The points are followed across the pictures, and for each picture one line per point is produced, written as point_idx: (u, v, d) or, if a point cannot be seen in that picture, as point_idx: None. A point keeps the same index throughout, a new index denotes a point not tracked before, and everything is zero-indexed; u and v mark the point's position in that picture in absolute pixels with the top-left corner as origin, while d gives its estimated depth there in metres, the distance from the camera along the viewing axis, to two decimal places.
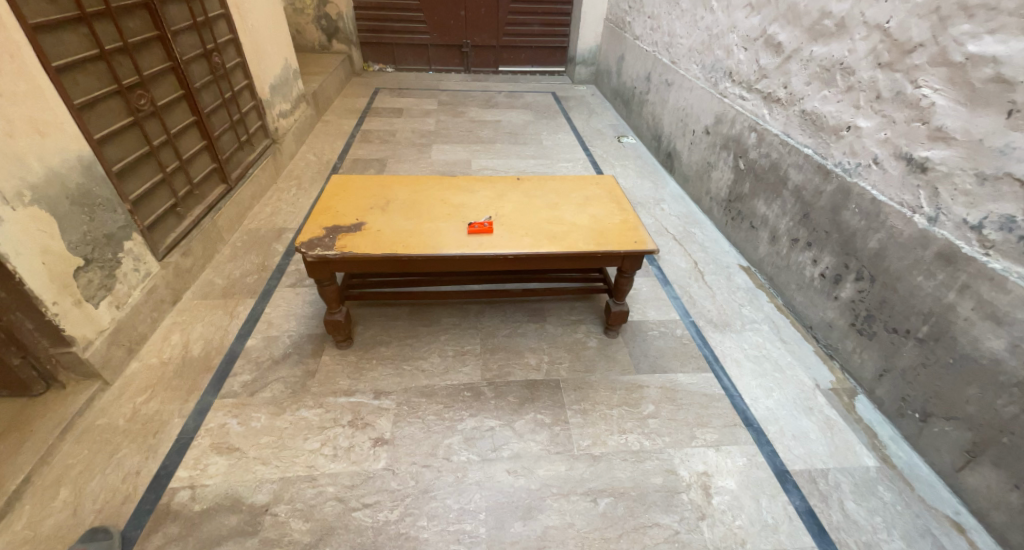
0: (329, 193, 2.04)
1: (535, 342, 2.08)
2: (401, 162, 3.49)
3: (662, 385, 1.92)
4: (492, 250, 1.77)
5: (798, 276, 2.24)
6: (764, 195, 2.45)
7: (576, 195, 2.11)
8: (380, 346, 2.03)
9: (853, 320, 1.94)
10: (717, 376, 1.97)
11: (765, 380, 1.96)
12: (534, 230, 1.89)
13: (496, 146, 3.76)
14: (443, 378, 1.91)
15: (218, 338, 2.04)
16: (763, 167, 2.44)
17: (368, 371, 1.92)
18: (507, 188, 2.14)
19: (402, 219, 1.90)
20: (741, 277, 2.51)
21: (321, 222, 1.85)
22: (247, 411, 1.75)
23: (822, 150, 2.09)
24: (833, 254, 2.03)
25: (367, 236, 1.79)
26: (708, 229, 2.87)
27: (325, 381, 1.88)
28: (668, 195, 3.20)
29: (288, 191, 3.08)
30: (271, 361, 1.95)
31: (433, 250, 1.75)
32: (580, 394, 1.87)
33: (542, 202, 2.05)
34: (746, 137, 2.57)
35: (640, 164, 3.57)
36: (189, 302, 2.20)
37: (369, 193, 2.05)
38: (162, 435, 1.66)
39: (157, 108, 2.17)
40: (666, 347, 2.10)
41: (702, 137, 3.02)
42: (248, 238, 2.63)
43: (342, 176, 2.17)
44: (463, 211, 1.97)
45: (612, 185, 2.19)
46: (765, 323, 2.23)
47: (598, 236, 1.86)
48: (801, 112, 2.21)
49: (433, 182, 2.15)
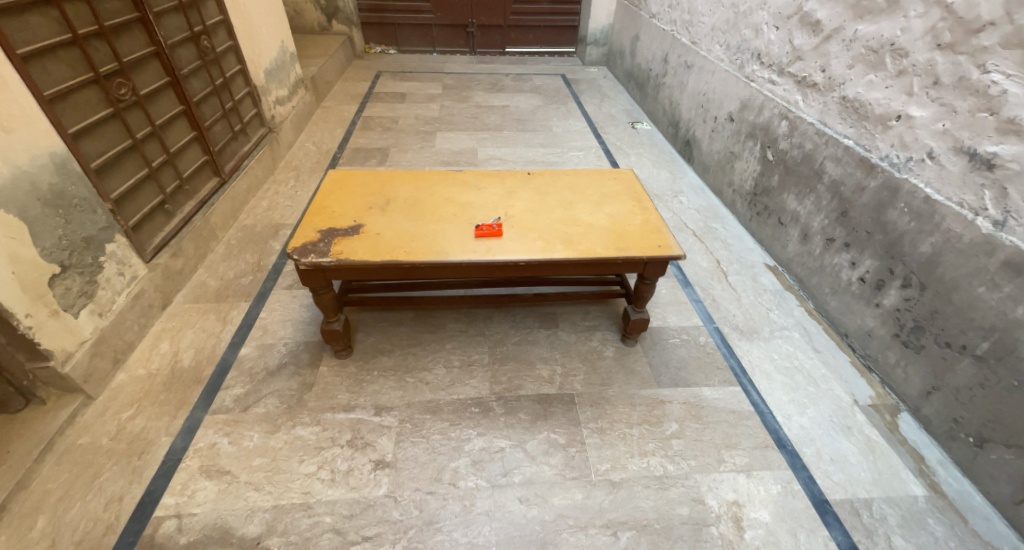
0: (325, 190, 1.89)
1: (548, 351, 1.94)
2: (404, 151, 3.31)
3: (686, 401, 1.77)
4: (503, 256, 1.61)
5: (832, 278, 2.07)
6: (795, 189, 2.26)
7: (592, 191, 1.94)
8: (382, 355, 1.89)
9: (897, 331, 1.78)
10: (745, 390, 1.82)
11: (798, 395, 1.81)
12: (548, 232, 1.72)
13: (504, 134, 3.56)
14: (449, 392, 1.77)
15: (209, 347, 1.91)
16: (795, 159, 2.25)
17: (369, 384, 1.79)
18: (516, 183, 1.98)
19: (403, 221, 1.74)
20: (768, 277, 2.34)
21: (315, 225, 1.70)
22: (240, 429, 1.63)
23: (866, 142, 1.90)
24: (876, 257, 1.85)
25: (366, 240, 1.64)
26: (730, 224, 2.68)
27: (323, 395, 1.74)
28: (686, 186, 3.01)
29: (286, 183, 2.93)
30: (266, 373, 1.82)
31: (439, 256, 1.60)
32: (597, 411, 1.73)
33: (555, 200, 1.88)
34: (776, 125, 2.37)
35: (657, 152, 3.37)
36: (180, 306, 2.07)
37: (368, 191, 1.89)
38: (148, 456, 1.54)
39: (140, 98, 2.01)
40: (689, 357, 1.94)
41: (724, 124, 2.81)
42: (244, 235, 2.49)
43: (339, 171, 2.01)
44: (470, 211, 1.81)
45: (630, 179, 2.02)
46: (796, 330, 2.07)
47: (619, 239, 1.69)
48: (841, 98, 2.01)
49: (436, 177, 1.99)
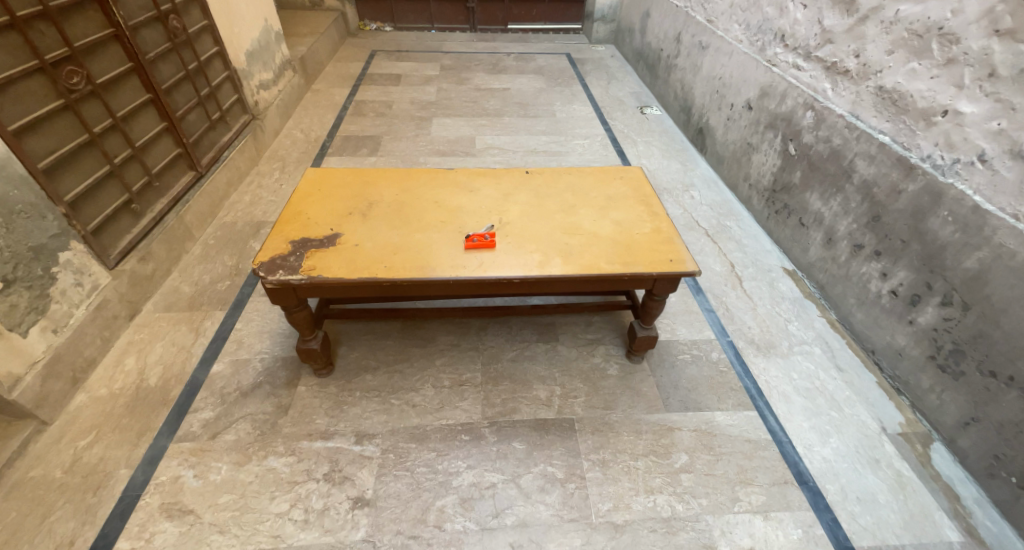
0: (301, 192, 1.71)
1: (546, 369, 1.78)
2: (397, 139, 3.11)
3: (697, 428, 1.62)
4: (496, 272, 1.44)
5: (859, 289, 1.88)
6: (820, 187, 2.06)
7: (597, 194, 1.75)
8: (366, 374, 1.74)
9: (933, 353, 1.61)
10: (762, 416, 1.66)
11: (820, 422, 1.65)
12: (547, 243, 1.54)
13: (504, 120, 3.34)
14: (437, 417, 1.62)
15: (178, 363, 1.76)
16: (821, 155, 2.04)
17: (350, 407, 1.64)
18: (513, 184, 1.79)
19: (386, 229, 1.57)
20: (786, 284, 2.15)
21: (288, 234, 1.52)
22: (207, 459, 1.49)
23: (905, 140, 1.69)
24: (911, 269, 1.67)
25: (342, 253, 1.46)
26: (745, 222, 2.48)
27: (300, 420, 1.60)
28: (698, 178, 2.80)
29: (270, 175, 2.74)
30: (238, 394, 1.67)
31: (423, 272, 1.43)
32: (599, 439, 1.58)
33: (555, 204, 1.70)
34: (800, 117, 2.15)
35: (666, 140, 3.15)
36: (149, 316, 1.91)
37: (349, 192, 1.71)
38: (104, 492, 1.42)
39: (96, 87, 1.82)
40: (701, 376, 1.78)
41: (742, 112, 2.58)
42: (223, 234, 2.32)
43: (319, 169, 1.83)
44: (460, 217, 1.63)
45: (639, 179, 1.83)
46: (817, 345, 1.90)
47: (625, 252, 1.51)
48: (877, 88, 1.79)
49: (424, 177, 1.80)
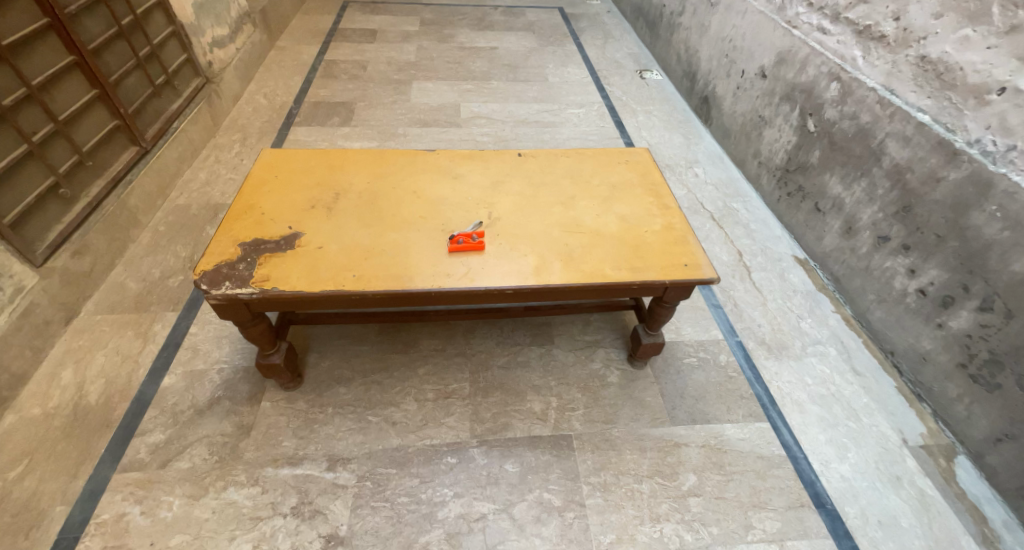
0: (255, 179, 1.46)
1: (541, 378, 1.61)
2: (373, 106, 2.80)
3: (706, 443, 1.48)
4: (485, 282, 1.24)
5: (880, 285, 1.72)
6: (842, 170, 1.86)
7: (599, 183, 1.54)
8: (340, 386, 1.56)
9: (964, 361, 1.47)
10: (775, 428, 1.52)
11: (838, 434, 1.51)
12: (543, 245, 1.34)
13: (492, 85, 3.04)
14: (420, 437, 1.45)
15: (123, 376, 1.55)
16: (845, 134, 1.84)
17: (322, 426, 1.46)
18: (503, 171, 1.57)
19: (355, 227, 1.34)
20: (798, 275, 1.99)
21: (237, 234, 1.29)
22: (157, 493, 1.32)
23: (948, 120, 1.49)
24: (945, 268, 1.50)
25: (303, 260, 1.24)
26: (753, 204, 2.29)
27: (264, 443, 1.42)
28: (702, 153, 2.58)
29: (230, 149, 2.45)
30: (193, 413, 1.47)
31: (398, 283, 1.22)
32: (599, 459, 1.42)
33: (552, 197, 1.49)
34: (823, 89, 1.93)
35: (667, 110, 2.90)
36: (90, 318, 1.69)
37: (312, 180, 1.48)
38: (37, 534, 1.24)
39: (3, 49, 1.51)
40: (708, 383, 1.62)
41: (754, 81, 2.34)
42: (175, 220, 2.06)
43: (277, 149, 1.58)
44: (442, 211, 1.41)
45: (646, 165, 1.62)
46: (832, 346, 1.75)
47: (633, 256, 1.31)
48: (919, 58, 1.58)
49: (400, 162, 1.57)
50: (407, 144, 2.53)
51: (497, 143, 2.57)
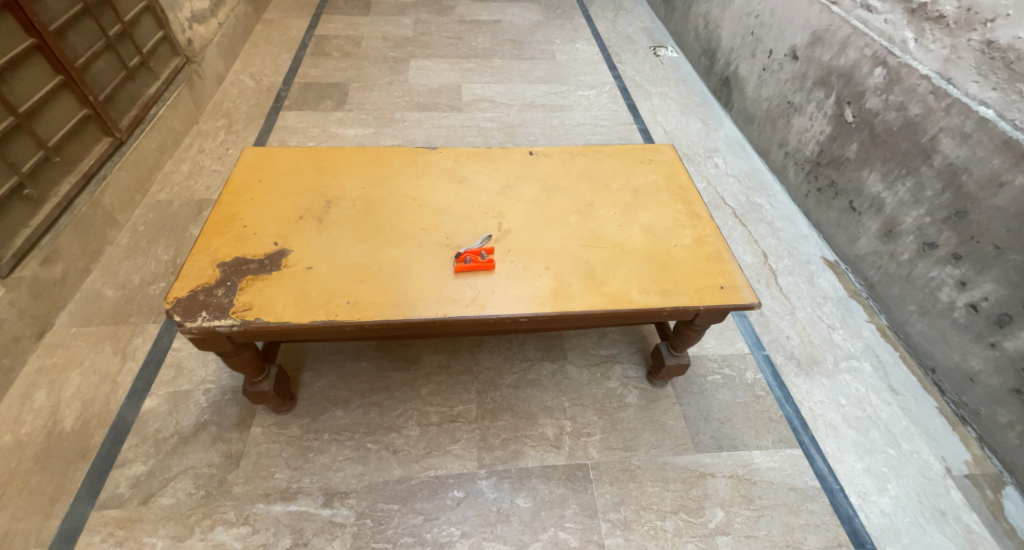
0: (235, 184, 1.30)
1: (553, 398, 1.49)
2: (368, 88, 2.59)
3: (733, 474, 1.36)
4: (497, 309, 1.10)
5: (923, 296, 1.58)
6: (884, 166, 1.69)
7: (620, 187, 1.38)
8: (336, 409, 1.43)
9: (1019, 387, 1.35)
10: (808, 456, 1.41)
11: (875, 463, 1.41)
12: (561, 263, 1.19)
13: (496, 63, 2.82)
14: (424, 468, 1.34)
15: (100, 398, 1.43)
16: (890, 128, 1.66)
17: (317, 456, 1.35)
18: (512, 174, 1.40)
19: (348, 243, 1.19)
20: (828, 280, 1.84)
21: (214, 252, 1.14)
22: (139, 533, 1.21)
23: (1017, 116, 1.33)
24: (1004, 283, 1.36)
25: (291, 283, 1.10)
26: (778, 199, 2.12)
27: (255, 475, 1.31)
28: (722, 141, 2.39)
29: (214, 136, 2.26)
30: (177, 441, 1.35)
31: (399, 311, 1.08)
32: (619, 492, 1.32)
33: (568, 204, 1.33)
34: (865, 75, 1.74)
35: (684, 91, 2.70)
36: (64, 332, 1.55)
37: (298, 184, 1.32)
38: None
39: None
40: (735, 404, 1.50)
41: (783, 62, 2.13)
42: (156, 218, 1.90)
43: (260, 148, 1.41)
44: (445, 223, 1.26)
45: (672, 165, 1.45)
46: (867, 360, 1.62)
47: (662, 276, 1.17)
48: (984, 44, 1.41)
49: (398, 163, 1.41)
50: (406, 131, 2.34)
51: (502, 130, 2.38)
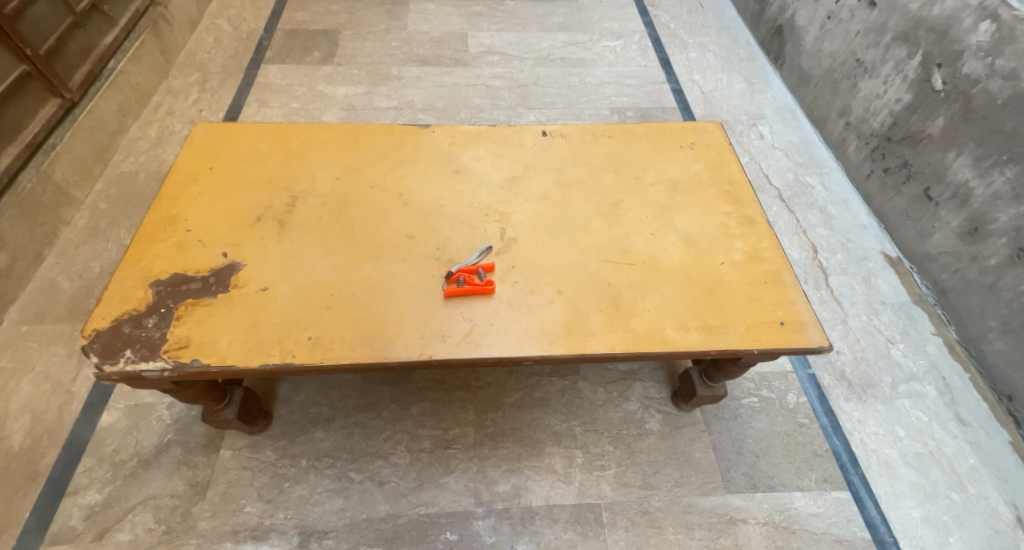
0: (181, 173, 1.06)
1: (563, 422, 1.29)
2: (361, 36, 2.26)
3: (769, 520, 1.18)
4: (495, 348, 0.87)
5: (1010, 310, 1.33)
6: (979, 149, 1.39)
7: (654, 181, 1.11)
8: (316, 430, 1.26)
9: None
10: (858, 501, 1.22)
11: (935, 510, 1.21)
12: (578, 286, 0.95)
13: (508, 5, 2.44)
14: (414, 504, 1.18)
15: (53, 411, 1.26)
16: (992, 101, 1.35)
17: (293, 487, 1.18)
18: (520, 162, 1.14)
19: (314, 254, 0.96)
20: (888, 281, 1.57)
21: (147, 268, 0.92)
22: None
23: None
24: None
25: (239, 311, 0.88)
26: (834, 178, 1.81)
27: (223, 509, 1.15)
28: (769, 104, 2.05)
29: (186, 94, 1.98)
30: (136, 465, 1.20)
31: (371, 351, 0.86)
32: (634, 540, 1.15)
33: (588, 203, 1.07)
34: (965, 30, 1.41)
35: (726, 41, 2.31)
36: (13, 331, 1.38)
37: (257, 173, 1.08)
38: None
39: None
40: (773, 434, 1.30)
41: (855, 9, 1.76)
42: (119, 193, 1.68)
43: (214, 123, 1.16)
44: (436, 228, 1.02)
45: (719, 151, 1.17)
46: (931, 382, 1.39)
47: (705, 307, 0.93)
48: None
49: (380, 146, 1.15)
50: (402, 91, 2.03)
51: (513, 89, 2.06)
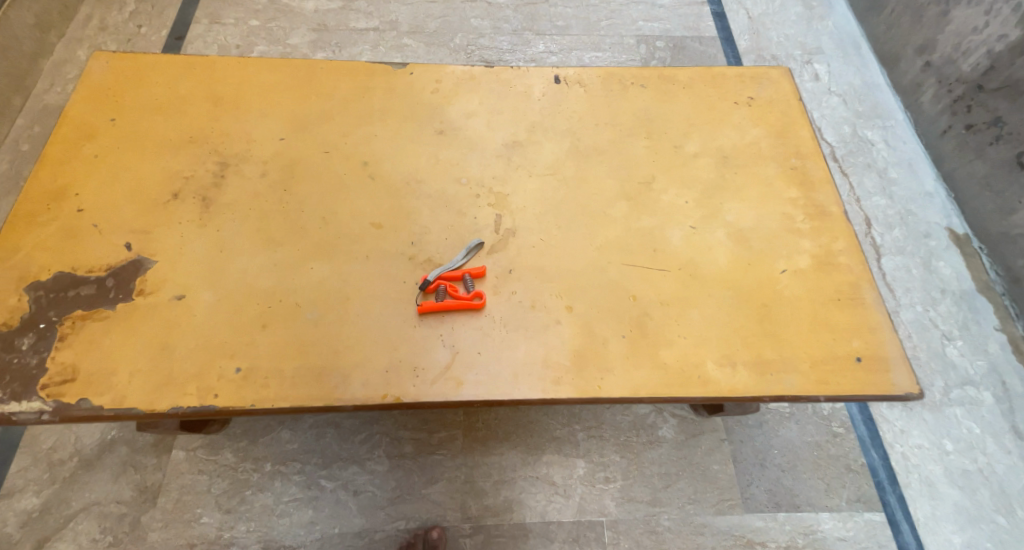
0: (74, 127, 0.81)
1: (565, 426, 1.13)
2: None
3: (791, 545, 1.05)
4: (482, 387, 0.67)
5: None
6: None
7: (699, 151, 0.85)
8: (282, 429, 1.10)
9: None
10: (892, 525, 1.08)
11: (979, 537, 1.07)
12: (593, 301, 0.73)
13: None
14: (391, 518, 1.04)
15: None
16: None
17: (256, 495, 1.04)
18: (525, 121, 0.87)
19: (248, 250, 0.73)
20: (951, 264, 1.34)
21: (24, 266, 0.70)
22: None
23: None
24: None
25: (144, 330, 0.67)
26: (898, 133, 1.52)
27: (177, 518, 1.02)
28: (829, 34, 1.69)
29: (121, 4, 1.62)
30: (77, 466, 1.05)
31: (318, 390, 0.65)
32: None
33: (611, 182, 0.82)
34: None
35: None
36: None
37: (176, 128, 0.82)
38: None
39: None
40: (803, 445, 1.14)
41: None
42: (44, 131, 1.40)
43: (121, 56, 0.88)
44: (412, 213, 0.78)
45: (784, 111, 0.90)
46: (989, 388, 1.21)
47: (758, 334, 0.71)
48: None
49: (342, 94, 0.88)
50: (385, 7, 1.67)
51: (520, 8, 1.69)
